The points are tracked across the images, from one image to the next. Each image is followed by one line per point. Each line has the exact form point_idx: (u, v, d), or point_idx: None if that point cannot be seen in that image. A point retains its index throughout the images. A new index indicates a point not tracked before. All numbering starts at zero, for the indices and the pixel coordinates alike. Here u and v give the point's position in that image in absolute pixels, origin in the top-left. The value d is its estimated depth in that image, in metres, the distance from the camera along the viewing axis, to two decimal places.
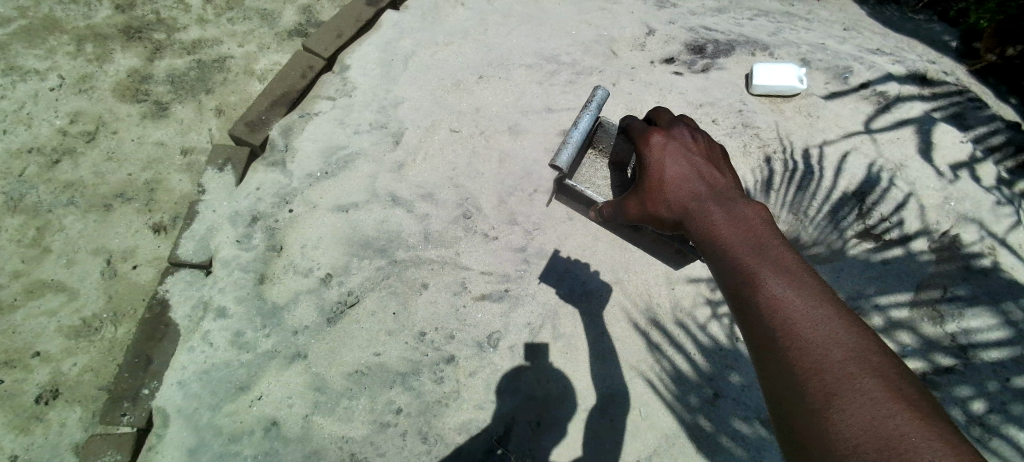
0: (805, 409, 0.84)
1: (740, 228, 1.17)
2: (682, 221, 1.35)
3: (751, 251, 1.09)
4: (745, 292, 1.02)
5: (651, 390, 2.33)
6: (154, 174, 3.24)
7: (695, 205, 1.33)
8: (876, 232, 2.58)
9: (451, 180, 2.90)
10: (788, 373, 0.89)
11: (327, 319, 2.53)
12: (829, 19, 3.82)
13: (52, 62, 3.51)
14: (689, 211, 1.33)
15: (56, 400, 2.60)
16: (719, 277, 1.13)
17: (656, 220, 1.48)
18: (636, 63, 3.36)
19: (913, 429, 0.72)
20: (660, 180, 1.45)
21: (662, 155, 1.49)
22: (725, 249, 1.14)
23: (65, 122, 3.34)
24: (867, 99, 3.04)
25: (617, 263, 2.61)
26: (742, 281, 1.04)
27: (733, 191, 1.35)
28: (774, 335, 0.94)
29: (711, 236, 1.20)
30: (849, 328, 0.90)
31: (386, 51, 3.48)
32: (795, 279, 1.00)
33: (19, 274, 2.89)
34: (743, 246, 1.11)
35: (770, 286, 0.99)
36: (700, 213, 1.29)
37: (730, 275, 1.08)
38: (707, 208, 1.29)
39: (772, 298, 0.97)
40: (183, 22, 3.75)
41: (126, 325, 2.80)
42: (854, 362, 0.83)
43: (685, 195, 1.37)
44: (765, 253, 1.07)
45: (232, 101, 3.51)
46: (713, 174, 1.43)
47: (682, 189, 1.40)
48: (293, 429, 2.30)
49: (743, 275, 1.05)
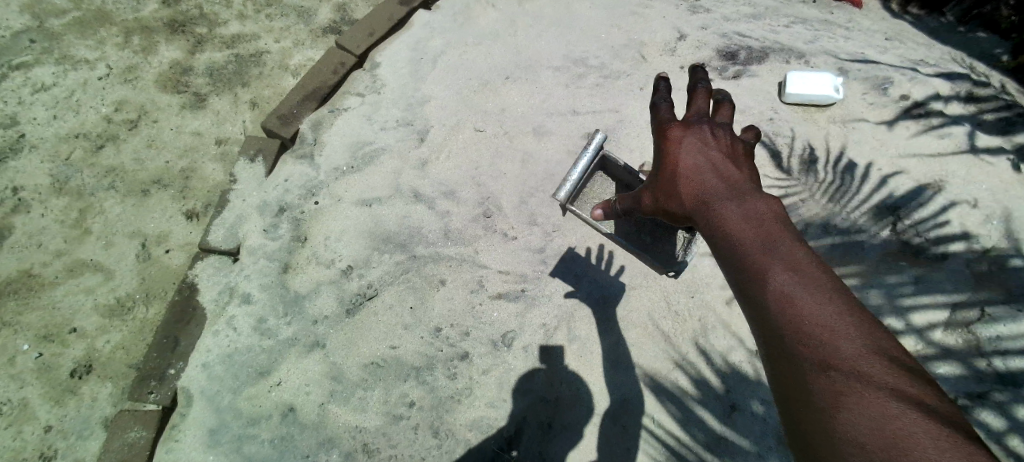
0: (811, 410, 0.83)
1: (752, 219, 1.13)
2: (693, 214, 1.32)
3: (763, 242, 1.05)
4: (754, 286, 0.99)
5: (666, 399, 2.28)
6: (189, 162, 3.36)
7: (708, 197, 1.28)
8: (909, 248, 2.47)
9: (474, 178, 2.92)
10: (797, 371, 0.87)
11: (346, 310, 2.57)
12: (870, 28, 3.69)
13: (102, 53, 3.69)
14: (701, 204, 1.29)
15: (89, 374, 2.73)
16: (728, 269, 1.10)
17: (666, 211, 1.44)
18: (665, 68, 3.32)
19: (922, 431, 0.71)
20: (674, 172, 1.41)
21: (677, 147, 1.45)
22: (733, 239, 1.11)
23: (111, 110, 3.50)
24: (909, 111, 2.91)
25: (636, 268, 2.58)
26: (751, 274, 1.01)
27: (748, 183, 1.31)
28: (782, 332, 0.92)
29: (722, 227, 1.16)
30: (858, 325, 0.88)
31: (416, 50, 3.53)
32: (806, 272, 0.97)
33: (62, 253, 3.03)
34: (755, 238, 1.07)
35: (781, 281, 0.96)
36: (712, 204, 1.25)
37: (739, 267, 1.05)
38: (717, 199, 1.25)
39: (782, 293, 0.94)
40: (224, 17, 3.88)
41: (156, 306, 2.91)
42: (864, 363, 0.82)
43: (696, 187, 1.33)
44: (776, 245, 1.03)
45: (266, 95, 3.61)
46: (728, 164, 1.38)
47: (694, 179, 1.35)
48: (310, 416, 2.35)
49: (749, 268, 1.02)
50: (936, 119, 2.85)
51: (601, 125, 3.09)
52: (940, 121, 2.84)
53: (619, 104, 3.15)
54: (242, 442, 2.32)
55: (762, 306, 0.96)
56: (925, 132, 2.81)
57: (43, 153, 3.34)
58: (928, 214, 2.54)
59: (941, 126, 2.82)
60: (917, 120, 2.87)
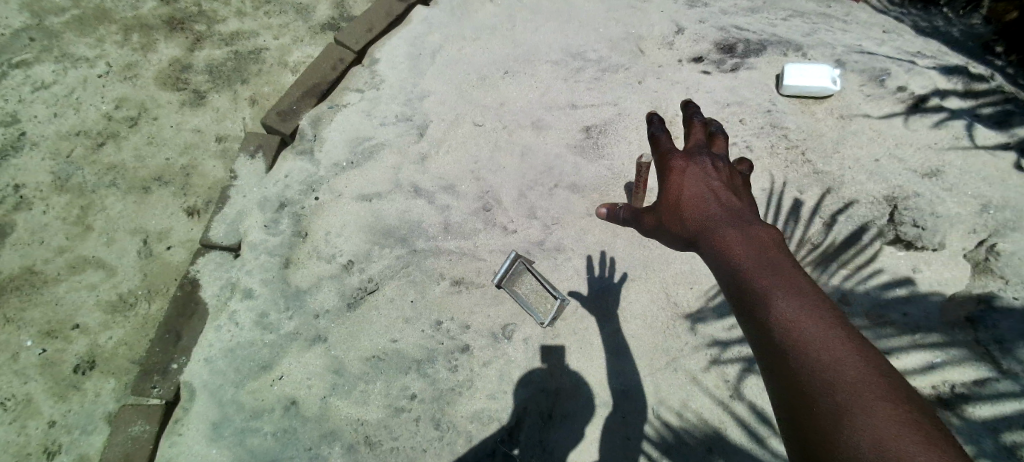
0: (809, 429, 0.83)
1: (754, 248, 1.17)
2: (695, 239, 1.34)
3: (764, 270, 1.09)
4: (756, 310, 1.01)
5: (665, 389, 2.30)
6: (189, 159, 3.37)
7: (710, 224, 1.32)
8: (906, 237, 2.45)
9: (473, 172, 2.93)
10: (797, 391, 0.87)
11: (347, 304, 2.59)
12: (869, 21, 3.68)
13: (101, 50, 3.70)
14: (703, 230, 1.32)
15: (93, 370, 2.74)
16: (730, 294, 1.12)
17: (670, 235, 1.47)
18: (664, 61, 3.33)
19: (922, 450, 0.70)
20: (678, 197, 1.45)
21: (682, 175, 1.49)
22: (736, 265, 1.14)
23: (111, 107, 3.52)
24: (904, 103, 2.91)
25: (635, 260, 2.59)
26: (754, 300, 1.04)
27: (748, 214, 1.35)
28: (784, 353, 0.92)
29: (725, 253, 1.19)
30: (855, 349, 0.89)
31: (414, 46, 3.54)
32: (807, 299, 0.99)
33: (64, 250, 3.05)
34: (758, 266, 1.10)
35: (782, 305, 0.99)
36: (715, 230, 1.28)
37: (742, 292, 1.08)
38: (719, 223, 1.29)
39: (784, 317, 0.96)
40: (223, 14, 3.90)
41: (158, 302, 2.93)
42: (865, 385, 0.82)
43: (700, 212, 1.37)
44: (777, 273, 1.07)
45: (265, 91, 3.62)
46: (729, 195, 1.42)
47: (697, 205, 1.39)
48: (312, 409, 2.37)
49: (751, 293, 1.05)
50: (938, 113, 2.83)
51: (599, 118, 3.10)
52: (944, 116, 2.81)
53: (618, 97, 3.16)
54: (245, 436, 2.34)
55: (765, 328, 0.97)
56: (937, 133, 2.77)
57: (44, 150, 3.35)
58: (926, 203, 2.53)
59: (945, 120, 2.79)
60: (923, 117, 2.83)
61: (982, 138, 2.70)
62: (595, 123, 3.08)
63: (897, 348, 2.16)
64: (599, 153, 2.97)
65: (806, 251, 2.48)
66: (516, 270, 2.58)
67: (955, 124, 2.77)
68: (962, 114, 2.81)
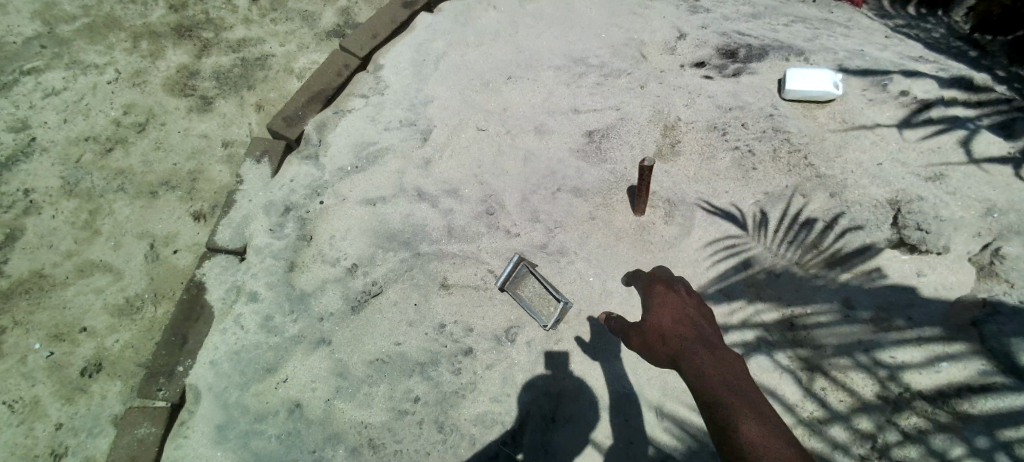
0: None
1: (726, 377, 1.34)
2: (676, 363, 1.51)
3: (735, 403, 1.25)
4: (730, 441, 1.16)
5: (669, 392, 2.28)
6: (196, 164, 3.41)
7: (688, 347, 1.50)
8: (910, 242, 2.42)
9: (476, 177, 2.95)
10: None
11: (351, 307, 2.61)
12: (871, 26, 3.70)
13: (110, 57, 3.76)
14: (681, 353, 1.49)
15: (99, 373, 2.76)
16: (707, 422, 1.27)
17: (654, 359, 1.63)
18: (665, 66, 3.36)
19: None
20: (658, 323, 1.65)
21: (663, 304, 1.71)
22: (711, 394, 1.30)
23: (120, 113, 3.57)
24: (906, 107, 2.92)
25: (638, 264, 2.60)
26: (727, 430, 1.18)
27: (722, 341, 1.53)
28: None
29: (701, 379, 1.36)
30: None
31: (419, 52, 3.58)
32: (770, 433, 1.15)
33: (72, 254, 3.09)
34: (729, 396, 1.27)
35: (751, 440, 1.13)
36: (691, 353, 1.47)
37: (718, 423, 1.22)
38: (692, 343, 1.49)
39: (753, 450, 1.10)
40: (230, 21, 3.96)
41: (165, 305, 2.95)
42: None
43: (678, 336, 1.55)
44: (744, 406, 1.24)
45: (271, 97, 3.66)
46: (703, 322, 1.62)
47: (677, 328, 1.59)
48: (316, 412, 2.37)
49: (725, 423, 1.20)
50: (937, 124, 2.82)
51: (602, 122, 3.11)
52: (941, 127, 2.80)
53: (620, 102, 3.18)
54: (249, 438, 2.34)
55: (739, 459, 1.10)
56: (940, 138, 2.77)
57: (54, 156, 3.40)
58: (930, 206, 2.49)
59: (943, 130, 2.78)
60: (920, 128, 2.82)
61: (982, 147, 2.68)
62: (598, 127, 3.10)
63: (897, 350, 2.16)
64: (601, 157, 2.99)
65: (809, 254, 2.48)
66: (520, 273, 2.58)
67: (953, 134, 2.76)
68: (961, 123, 2.79)
